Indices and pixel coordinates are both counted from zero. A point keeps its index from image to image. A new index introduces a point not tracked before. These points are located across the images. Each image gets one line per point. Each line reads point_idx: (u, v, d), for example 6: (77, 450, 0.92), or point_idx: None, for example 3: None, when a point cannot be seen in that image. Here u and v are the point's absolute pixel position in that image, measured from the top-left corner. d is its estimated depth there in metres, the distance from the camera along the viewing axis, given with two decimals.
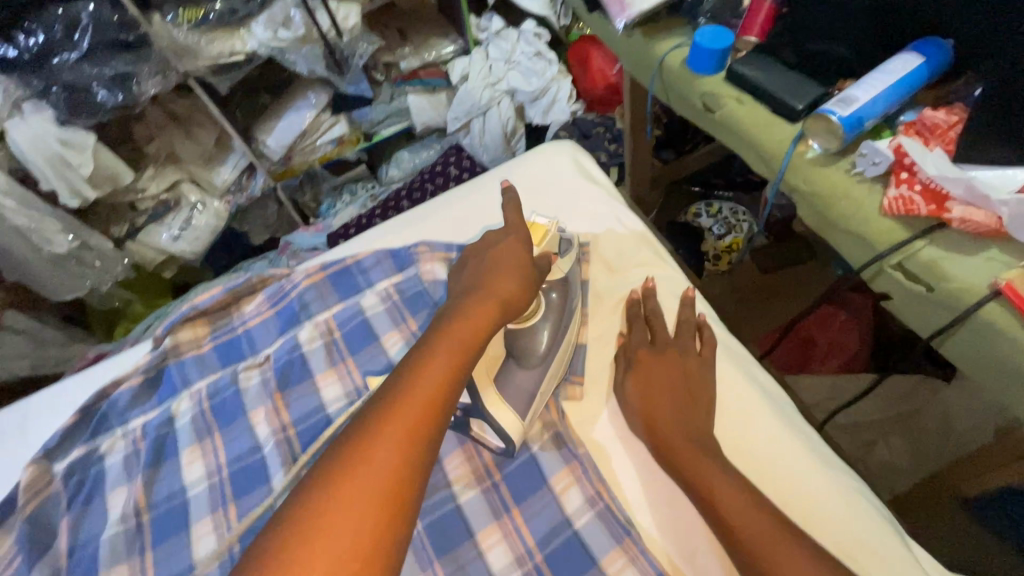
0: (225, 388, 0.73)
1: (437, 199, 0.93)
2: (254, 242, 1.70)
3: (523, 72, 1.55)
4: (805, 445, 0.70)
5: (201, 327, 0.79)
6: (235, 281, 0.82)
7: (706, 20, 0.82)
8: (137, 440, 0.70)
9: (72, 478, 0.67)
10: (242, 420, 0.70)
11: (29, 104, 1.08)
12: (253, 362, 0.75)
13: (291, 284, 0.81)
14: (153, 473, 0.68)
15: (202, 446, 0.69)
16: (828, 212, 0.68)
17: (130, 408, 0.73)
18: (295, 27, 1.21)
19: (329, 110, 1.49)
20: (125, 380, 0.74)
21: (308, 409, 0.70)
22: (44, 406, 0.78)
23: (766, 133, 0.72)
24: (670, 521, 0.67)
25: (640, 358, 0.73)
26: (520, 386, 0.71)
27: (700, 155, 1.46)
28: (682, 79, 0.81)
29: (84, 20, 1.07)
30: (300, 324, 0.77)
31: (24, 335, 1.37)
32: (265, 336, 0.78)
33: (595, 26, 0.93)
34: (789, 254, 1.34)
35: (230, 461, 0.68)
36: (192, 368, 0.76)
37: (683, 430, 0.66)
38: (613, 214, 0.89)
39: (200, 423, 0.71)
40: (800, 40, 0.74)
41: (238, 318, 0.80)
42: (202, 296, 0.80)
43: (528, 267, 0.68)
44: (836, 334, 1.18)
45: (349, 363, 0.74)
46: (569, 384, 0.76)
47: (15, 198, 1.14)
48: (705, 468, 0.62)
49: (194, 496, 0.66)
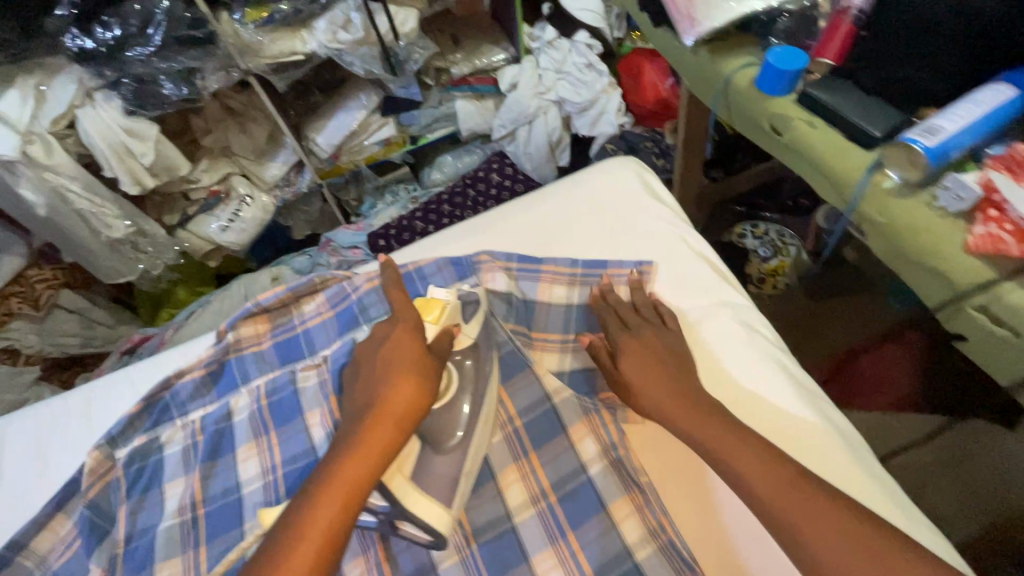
0: (283, 387, 0.74)
1: (494, 212, 0.94)
2: (296, 237, 1.74)
3: (572, 83, 1.54)
4: (801, 398, 0.72)
5: (262, 323, 0.79)
6: (297, 280, 0.81)
7: (778, 40, 0.80)
8: (196, 433, 0.72)
9: (133, 465, 0.69)
10: (298, 421, 0.71)
11: (100, 93, 1.14)
12: (311, 363, 0.75)
13: (352, 286, 0.80)
14: (209, 468, 0.69)
15: (258, 444, 0.70)
16: (903, 246, 0.65)
17: (190, 400, 0.74)
18: (355, 30, 1.22)
19: (379, 111, 1.52)
20: (186, 371, 0.74)
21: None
22: (106, 389, 0.80)
23: (837, 159, 0.70)
24: (692, 495, 0.69)
25: (624, 341, 0.72)
26: (439, 474, 0.64)
27: (752, 174, 1.42)
28: (749, 99, 0.79)
29: (158, 16, 1.09)
30: (358, 328, 0.76)
31: (78, 316, 1.41)
32: (323, 336, 0.78)
33: (659, 41, 0.92)
34: (838, 284, 1.28)
35: (285, 461, 0.68)
36: (252, 365, 0.76)
37: (718, 425, 0.62)
38: (681, 234, 0.87)
39: (257, 421, 0.72)
40: (880, 64, 0.70)
41: (297, 316, 0.80)
42: (265, 293, 0.79)
43: (425, 363, 0.64)
44: (886, 368, 1.11)
45: None
46: (630, 407, 0.73)
47: (81, 183, 1.17)
48: (724, 448, 0.60)
49: (248, 494, 0.67)
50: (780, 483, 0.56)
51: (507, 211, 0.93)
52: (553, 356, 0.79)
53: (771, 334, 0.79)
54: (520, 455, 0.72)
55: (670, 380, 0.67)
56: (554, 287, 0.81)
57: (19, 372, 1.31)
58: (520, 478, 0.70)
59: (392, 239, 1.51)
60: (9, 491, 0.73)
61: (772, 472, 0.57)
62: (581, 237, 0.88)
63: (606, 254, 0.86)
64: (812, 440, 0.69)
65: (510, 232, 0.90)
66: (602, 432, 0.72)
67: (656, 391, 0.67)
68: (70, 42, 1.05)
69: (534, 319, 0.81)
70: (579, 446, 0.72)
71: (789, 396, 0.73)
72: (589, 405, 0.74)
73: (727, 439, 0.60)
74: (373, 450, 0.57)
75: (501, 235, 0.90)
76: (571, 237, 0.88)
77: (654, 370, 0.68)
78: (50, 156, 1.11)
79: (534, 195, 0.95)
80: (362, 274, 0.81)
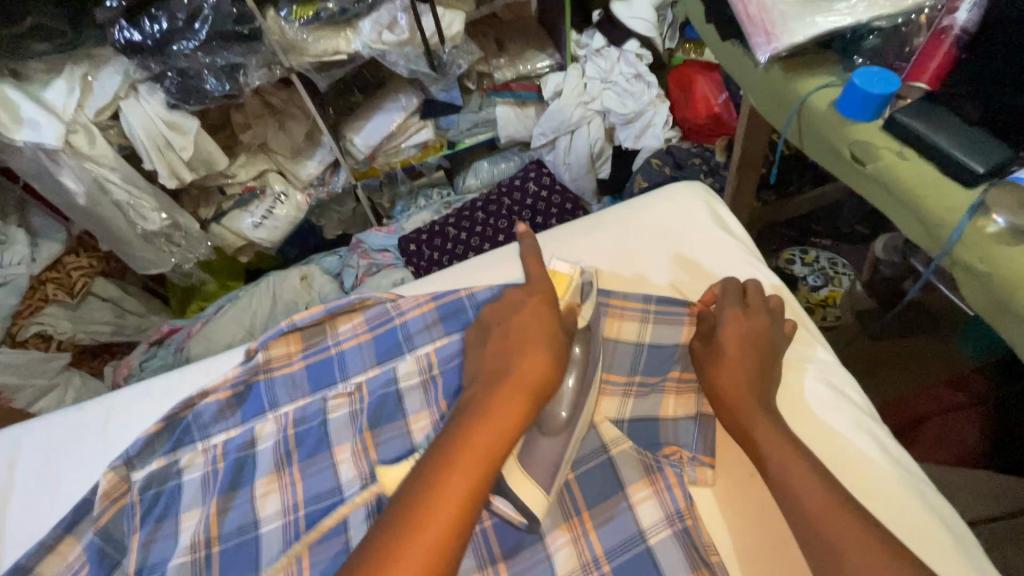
0: (312, 417, 0.70)
1: (546, 235, 0.89)
2: (328, 236, 1.72)
3: (618, 93, 1.49)
4: (884, 451, 0.67)
5: (295, 342, 0.75)
6: (337, 300, 0.77)
7: (864, 60, 0.73)
8: (216, 460, 0.68)
9: (148, 491, 0.66)
10: (325, 455, 0.68)
11: (144, 86, 1.13)
12: (342, 391, 0.71)
13: (396, 310, 0.76)
14: (227, 500, 0.66)
15: (279, 478, 0.67)
16: (1004, 300, 0.58)
17: (212, 423, 0.71)
18: (400, 31, 1.19)
19: (418, 114, 1.48)
20: (210, 393, 0.71)
21: (401, 452, 0.66)
22: (131, 399, 0.79)
23: (934, 197, 0.62)
24: (747, 529, 0.65)
25: (728, 314, 0.70)
26: (542, 456, 0.65)
27: (805, 200, 1.32)
28: (829, 124, 0.72)
29: (206, 11, 1.07)
30: (401, 356, 0.73)
31: (110, 303, 1.40)
32: (358, 361, 0.74)
33: (725, 56, 0.86)
34: (904, 325, 1.18)
35: (308, 500, 0.65)
36: (281, 389, 0.73)
37: (783, 448, 0.59)
38: (752, 274, 0.80)
39: (281, 451, 0.68)
40: (987, 92, 0.63)
41: (332, 337, 0.76)
42: (300, 312, 0.75)
43: (555, 335, 0.64)
44: (951, 422, 1.01)
45: (444, 407, 0.69)
46: (698, 464, 0.68)
47: (120, 173, 1.17)
48: (789, 458, 0.59)
49: (267, 533, 0.64)
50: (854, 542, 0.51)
51: (557, 240, 0.87)
52: (613, 401, 0.73)
53: (860, 401, 0.71)
54: (572, 514, 0.66)
55: (752, 393, 0.64)
56: (622, 324, 0.76)
57: (51, 358, 1.27)
58: (572, 547, 0.64)
59: (423, 244, 1.47)
60: (33, 497, 0.72)
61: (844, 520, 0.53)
62: (640, 267, 0.82)
63: (671, 290, 0.80)
64: (897, 497, 0.63)
65: (565, 257, 0.85)
66: (666, 496, 0.66)
67: (742, 403, 0.64)
68: (120, 35, 1.05)
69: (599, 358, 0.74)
70: (639, 508, 0.65)
71: (871, 441, 0.67)
72: (651, 462, 0.68)
73: (808, 478, 0.56)
74: (524, 389, 0.59)
75: (555, 259, 0.85)
76: (629, 269, 0.82)
77: (748, 384, 0.65)
78: (92, 147, 1.11)
79: (589, 219, 0.90)
80: (408, 296, 0.78)
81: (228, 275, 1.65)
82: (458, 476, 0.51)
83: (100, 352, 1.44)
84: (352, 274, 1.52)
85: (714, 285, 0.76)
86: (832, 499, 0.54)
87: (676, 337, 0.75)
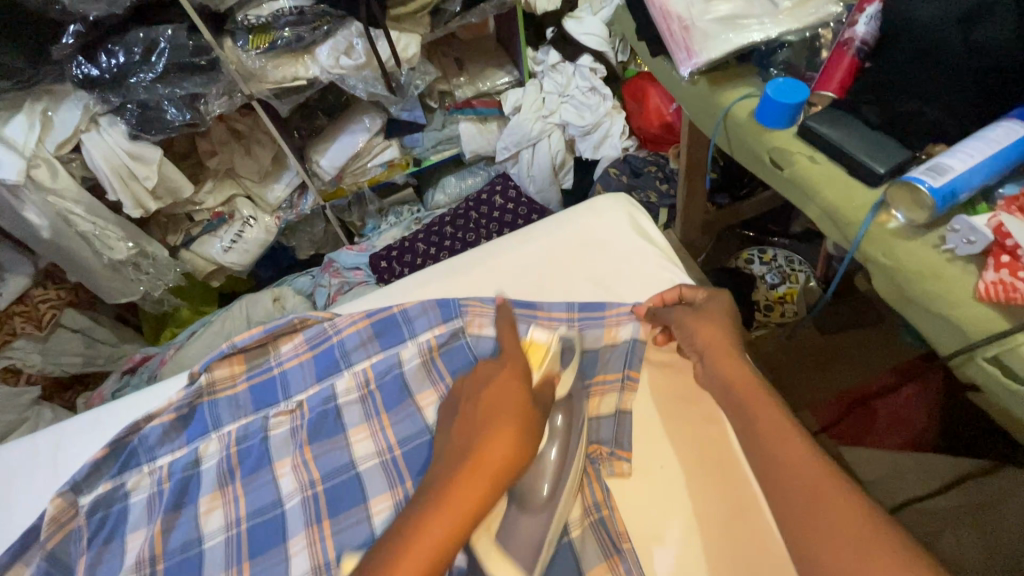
0: (254, 434, 0.72)
1: (487, 246, 0.93)
2: (300, 257, 1.74)
3: (576, 105, 1.54)
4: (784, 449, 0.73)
5: (238, 364, 0.77)
6: (276, 320, 0.79)
7: (779, 71, 0.78)
8: (162, 480, 0.70)
9: (96, 514, 0.68)
10: (266, 470, 0.70)
11: (105, 118, 1.15)
12: (285, 409, 0.74)
13: (334, 328, 0.79)
14: (172, 518, 0.67)
15: (223, 494, 0.69)
16: (909, 290, 0.62)
17: (159, 445, 0.72)
18: (357, 55, 1.22)
19: (382, 134, 1.51)
20: (155, 416, 0.72)
21: (340, 463, 0.69)
22: (81, 427, 0.80)
23: (841, 199, 0.67)
24: (661, 510, 0.69)
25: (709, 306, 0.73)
26: (525, 534, 0.64)
27: (757, 201, 1.37)
28: (750, 132, 0.77)
29: (162, 44, 1.10)
30: (339, 372, 0.76)
31: (80, 335, 1.40)
32: (300, 380, 0.76)
33: (658, 71, 0.90)
34: (849, 314, 1.15)
35: (251, 513, 0.67)
36: (225, 410, 0.75)
37: (760, 398, 0.63)
38: (672, 279, 0.84)
39: (224, 469, 0.70)
40: (886, 98, 0.68)
41: (274, 357, 0.78)
42: (241, 333, 0.77)
43: (530, 408, 0.63)
44: (899, 406, 1.02)
45: (383, 419, 0.72)
46: (615, 459, 0.71)
47: (84, 206, 1.18)
48: (765, 410, 0.61)
49: (210, 548, 0.65)
50: (824, 489, 0.53)
51: (496, 251, 0.91)
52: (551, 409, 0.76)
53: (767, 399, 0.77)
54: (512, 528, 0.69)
55: (730, 350, 0.68)
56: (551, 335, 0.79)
57: (21, 392, 1.28)
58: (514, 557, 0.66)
59: (394, 260, 1.50)
60: None
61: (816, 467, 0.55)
62: (570, 277, 0.86)
63: (592, 296, 0.84)
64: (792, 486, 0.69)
65: (500, 272, 0.88)
66: (587, 491, 0.69)
67: (721, 355, 0.68)
68: (77, 70, 1.08)
69: None
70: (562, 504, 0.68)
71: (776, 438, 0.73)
72: None
73: (783, 431, 0.59)
74: (490, 465, 0.57)
75: (493, 272, 0.88)
76: (562, 276, 0.87)
77: (730, 343, 0.69)
78: (54, 180, 1.12)
79: (527, 231, 0.93)
80: (344, 315, 0.80)
81: (200, 300, 1.66)
82: (449, 507, 0.54)
83: (73, 385, 1.44)
84: (324, 294, 1.53)
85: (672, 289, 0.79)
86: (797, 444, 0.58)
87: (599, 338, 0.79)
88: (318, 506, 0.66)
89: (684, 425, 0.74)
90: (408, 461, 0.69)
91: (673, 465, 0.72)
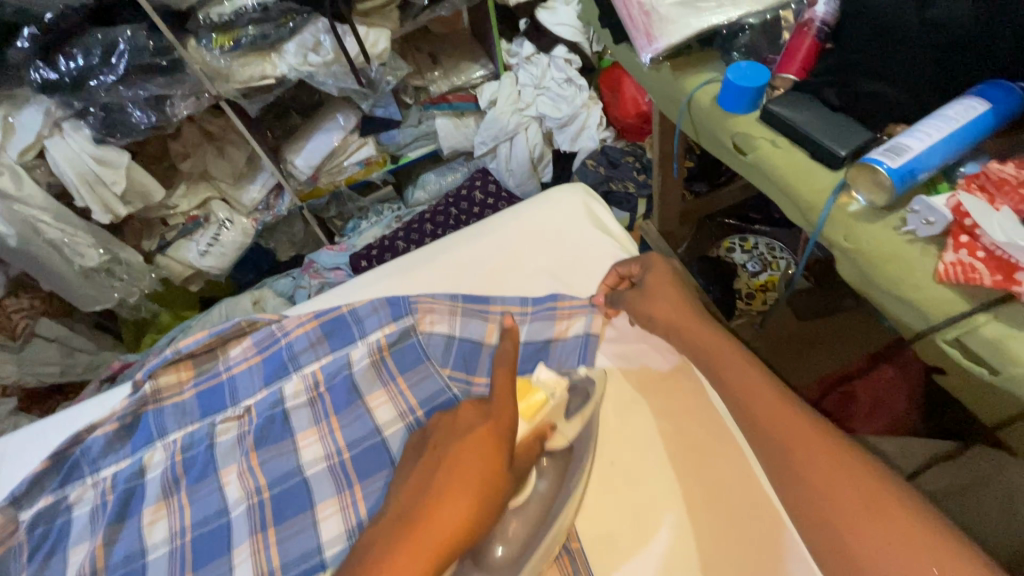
0: (199, 441, 0.72)
1: (447, 240, 0.92)
2: (281, 258, 1.72)
3: (552, 97, 1.52)
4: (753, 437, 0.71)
5: (185, 370, 0.78)
6: (223, 324, 0.80)
7: (741, 56, 0.77)
8: (106, 492, 0.69)
9: (37, 529, 0.66)
10: (212, 478, 0.69)
11: (68, 123, 1.12)
12: (232, 415, 0.73)
13: (282, 330, 0.79)
14: (115, 531, 0.66)
15: (167, 504, 0.67)
16: (872, 274, 0.61)
17: (102, 456, 0.71)
18: (325, 52, 1.19)
19: (357, 131, 1.49)
20: (98, 426, 0.72)
21: (287, 469, 0.69)
22: (27, 440, 0.79)
23: (802, 184, 0.66)
24: (633, 501, 0.67)
25: (652, 280, 0.73)
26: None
27: (736, 188, 1.36)
28: (713, 118, 0.76)
29: (121, 46, 1.06)
30: (288, 376, 0.76)
31: (57, 343, 1.35)
32: (249, 384, 0.76)
33: (622, 58, 0.89)
34: (826, 303, 1.12)
35: (195, 524, 0.66)
36: (171, 418, 0.74)
37: (738, 359, 0.62)
38: None
39: (169, 478, 0.69)
40: (846, 79, 0.67)
41: (222, 362, 0.79)
42: (187, 339, 0.78)
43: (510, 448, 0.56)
44: (882, 390, 0.94)
45: (332, 422, 0.72)
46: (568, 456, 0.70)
47: (51, 213, 1.15)
48: (741, 372, 0.61)
49: (154, 560, 0.64)
50: (816, 442, 0.53)
51: (452, 247, 0.90)
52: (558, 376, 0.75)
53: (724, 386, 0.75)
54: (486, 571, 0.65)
55: (693, 315, 0.68)
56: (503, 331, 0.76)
57: None
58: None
59: (374, 259, 1.46)
60: None
61: (800, 421, 0.55)
62: (526, 269, 0.86)
63: (548, 289, 0.83)
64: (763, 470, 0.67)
65: (453, 267, 0.87)
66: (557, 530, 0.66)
67: (695, 327, 0.67)
68: (35, 74, 1.04)
69: (478, 362, 0.75)
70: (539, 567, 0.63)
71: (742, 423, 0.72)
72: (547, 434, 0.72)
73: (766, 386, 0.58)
74: (473, 480, 0.53)
75: (441, 272, 0.87)
76: (517, 268, 0.86)
77: (688, 309, 0.69)
78: (18, 187, 1.09)
79: (483, 224, 0.92)
80: (292, 317, 0.81)
81: (182, 305, 1.64)
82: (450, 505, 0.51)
83: (50, 394, 1.41)
84: (304, 294, 1.52)
85: (619, 266, 0.78)
86: (779, 400, 0.57)
87: (551, 331, 0.77)
88: (263, 514, 0.65)
89: (666, 403, 0.73)
90: (356, 464, 0.68)
91: (646, 453, 0.70)
